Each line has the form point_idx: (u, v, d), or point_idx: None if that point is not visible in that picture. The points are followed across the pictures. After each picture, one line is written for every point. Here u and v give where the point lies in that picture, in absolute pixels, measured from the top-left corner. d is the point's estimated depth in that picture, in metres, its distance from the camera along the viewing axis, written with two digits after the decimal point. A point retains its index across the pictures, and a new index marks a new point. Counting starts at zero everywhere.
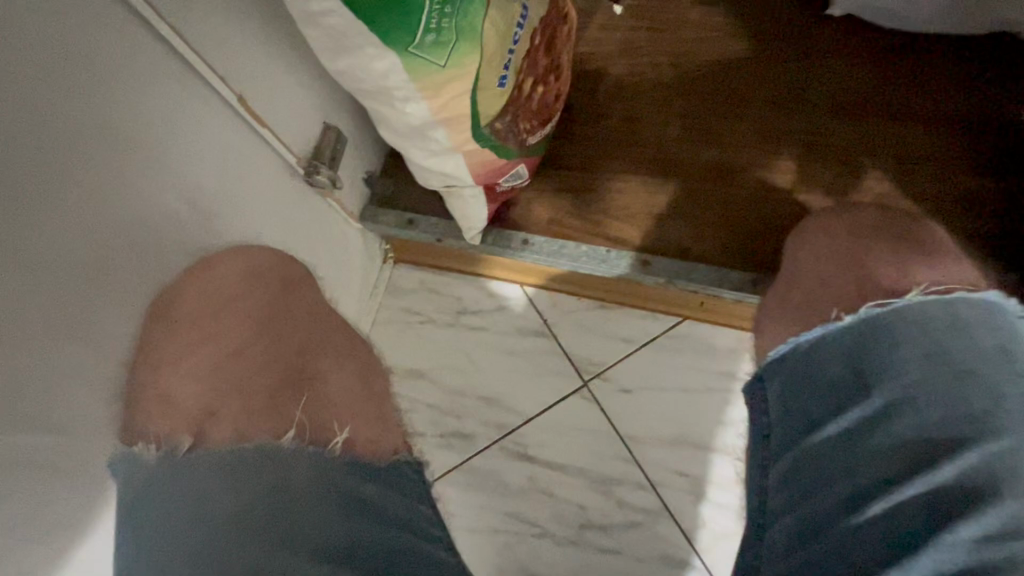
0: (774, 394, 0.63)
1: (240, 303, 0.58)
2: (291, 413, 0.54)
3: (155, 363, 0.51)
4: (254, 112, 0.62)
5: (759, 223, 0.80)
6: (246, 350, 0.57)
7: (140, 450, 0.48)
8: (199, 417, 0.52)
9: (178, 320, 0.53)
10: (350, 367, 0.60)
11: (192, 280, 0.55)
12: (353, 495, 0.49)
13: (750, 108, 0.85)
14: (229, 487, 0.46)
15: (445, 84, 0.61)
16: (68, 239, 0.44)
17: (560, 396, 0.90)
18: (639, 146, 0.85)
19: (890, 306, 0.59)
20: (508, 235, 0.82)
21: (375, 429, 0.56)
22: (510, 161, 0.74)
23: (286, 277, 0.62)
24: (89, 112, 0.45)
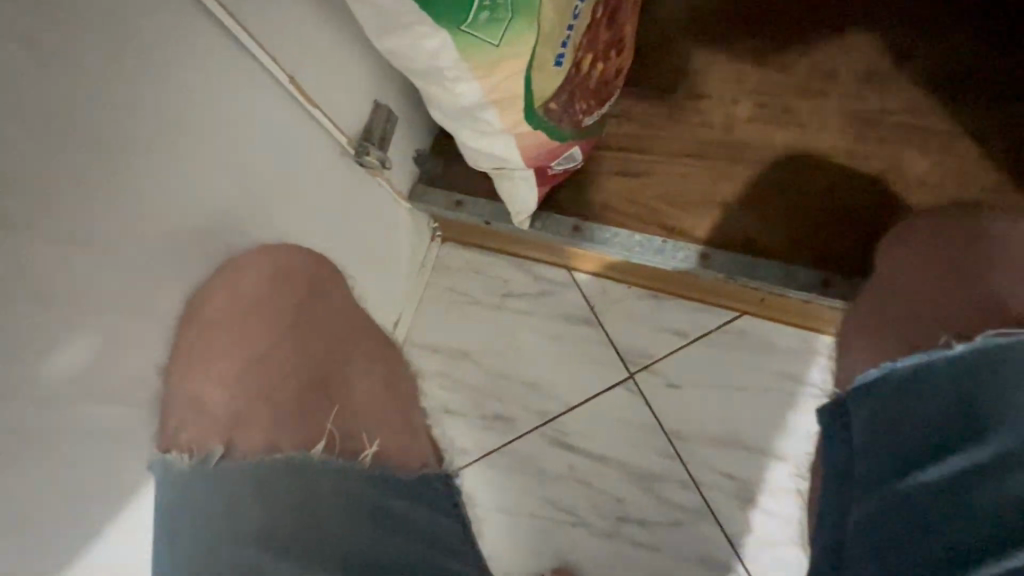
0: (859, 422, 0.57)
1: (267, 305, 0.57)
2: (321, 423, 0.57)
3: (185, 369, 0.51)
4: (305, 92, 0.62)
5: (835, 217, 0.73)
6: (272, 355, 0.57)
7: (175, 458, 0.48)
8: (230, 422, 0.53)
9: (209, 322, 0.53)
10: (374, 375, 0.62)
11: (221, 281, 0.54)
12: (383, 508, 0.53)
13: (834, 86, 0.76)
14: (257, 500, 0.48)
15: (498, 65, 0.58)
16: (124, 223, 0.45)
17: (604, 386, 0.87)
18: (705, 126, 0.78)
19: (1012, 338, 0.54)
20: (558, 220, 0.79)
21: (401, 437, 0.60)
22: (564, 143, 0.70)
23: (315, 278, 0.61)
24: (137, 99, 0.45)
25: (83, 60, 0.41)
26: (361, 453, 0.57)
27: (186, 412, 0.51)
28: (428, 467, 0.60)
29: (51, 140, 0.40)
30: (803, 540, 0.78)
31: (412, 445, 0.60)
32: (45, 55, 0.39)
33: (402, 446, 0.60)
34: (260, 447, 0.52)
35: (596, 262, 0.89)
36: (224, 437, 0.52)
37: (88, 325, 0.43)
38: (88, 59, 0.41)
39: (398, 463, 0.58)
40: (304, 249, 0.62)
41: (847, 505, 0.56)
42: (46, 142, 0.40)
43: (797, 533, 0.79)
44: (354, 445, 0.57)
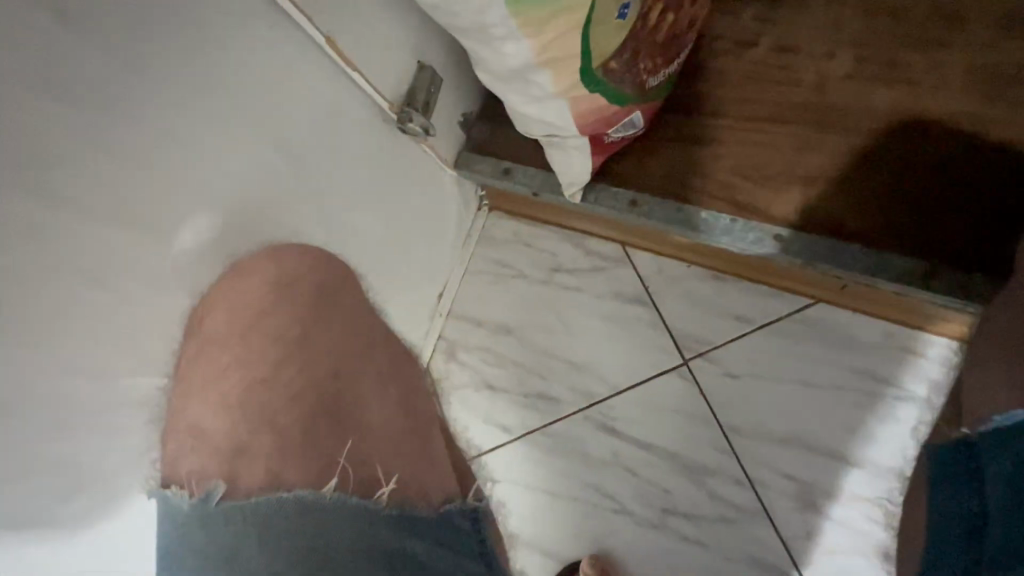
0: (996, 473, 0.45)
1: (271, 316, 0.51)
2: (331, 453, 0.49)
3: (188, 388, 0.47)
4: (343, 54, 0.57)
5: (945, 200, 0.62)
6: (278, 374, 0.50)
7: (174, 493, 0.45)
8: (232, 452, 0.47)
9: (212, 337, 0.49)
10: (389, 392, 0.55)
11: (224, 287, 0.50)
12: (398, 553, 0.46)
13: (960, 34, 0.63)
14: (268, 543, 0.44)
15: (553, 19, 0.51)
16: (159, 197, 0.44)
17: (656, 372, 0.82)
18: (791, 86, 0.67)
19: None
20: (614, 193, 0.72)
21: (421, 470, 0.52)
22: (625, 107, 0.62)
23: (323, 285, 0.56)
24: (171, 69, 0.42)
25: (112, 27, 0.38)
26: (376, 490, 0.49)
27: (184, 441, 0.47)
28: (451, 502, 0.52)
29: (81, 113, 0.38)
30: (874, 555, 0.72)
31: (436, 477, 0.53)
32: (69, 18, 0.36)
33: (421, 480, 0.52)
34: (262, 481, 0.47)
35: (653, 237, 0.82)
36: (226, 468, 0.47)
37: (125, 304, 0.43)
38: (120, 27, 0.38)
39: (418, 500, 0.50)
40: (311, 254, 0.56)
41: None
42: (78, 115, 0.37)
43: (867, 545, 0.72)
44: (370, 477, 0.50)
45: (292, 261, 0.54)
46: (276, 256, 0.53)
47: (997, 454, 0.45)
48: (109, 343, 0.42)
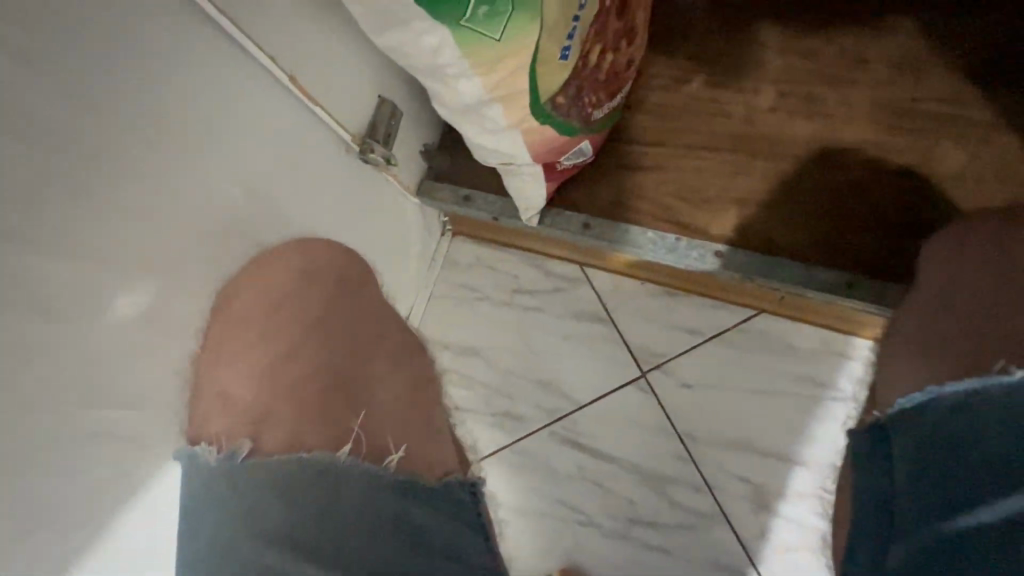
0: (901, 450, 0.51)
1: (294, 301, 0.57)
2: (346, 423, 0.54)
3: (214, 360, 0.53)
4: (306, 91, 0.60)
5: (866, 213, 0.68)
6: (300, 350, 0.56)
7: (203, 451, 0.49)
8: (258, 417, 0.53)
9: (239, 316, 0.54)
10: (401, 373, 0.59)
11: (250, 273, 0.56)
12: (401, 519, 0.48)
13: (863, 72, 0.72)
14: (283, 503, 0.48)
15: (501, 61, 0.55)
16: (133, 219, 0.45)
17: (616, 385, 0.85)
18: (723, 117, 0.74)
19: None
20: (567, 217, 0.76)
21: (427, 445, 0.55)
22: (573, 138, 0.67)
23: (343, 278, 0.62)
24: (161, 80, 0.46)
25: (102, 42, 0.41)
26: (386, 458, 0.53)
27: (211, 406, 0.52)
28: (452, 475, 0.54)
29: (74, 125, 0.40)
30: (823, 549, 0.76)
31: (440, 453, 0.55)
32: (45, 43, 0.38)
33: (426, 454, 0.55)
34: (283, 446, 0.52)
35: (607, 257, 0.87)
36: (251, 431, 0.52)
37: (93, 336, 0.43)
38: (112, 35, 0.41)
39: (424, 472, 0.53)
40: (327, 244, 0.63)
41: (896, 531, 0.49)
42: (73, 108, 0.40)
43: (815, 540, 0.76)
44: (380, 449, 0.54)
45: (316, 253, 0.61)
46: (302, 248, 0.61)
47: (906, 430, 0.51)
48: (77, 377, 0.42)
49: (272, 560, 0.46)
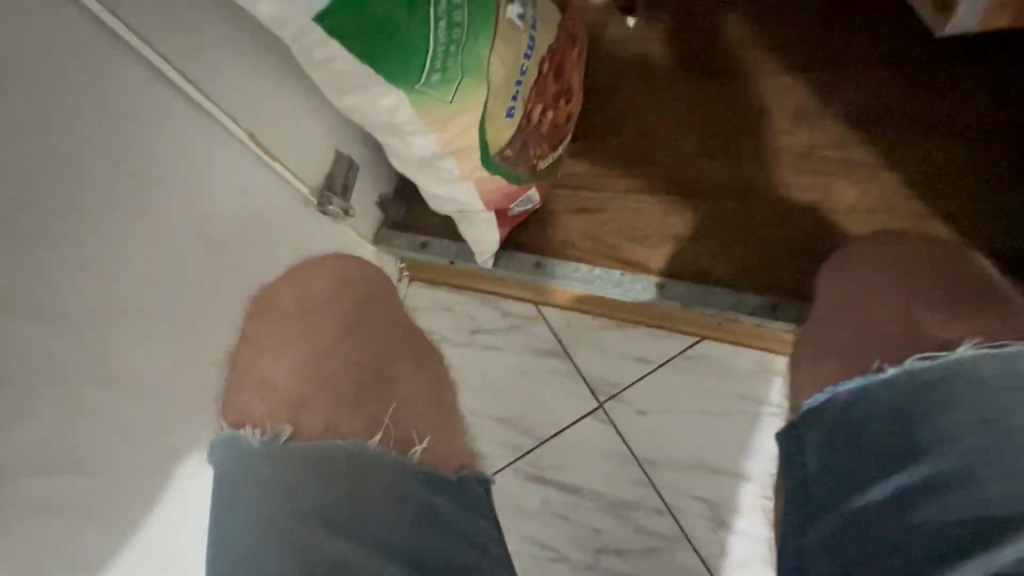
0: (814, 444, 0.62)
1: (326, 308, 0.70)
2: (376, 416, 0.68)
3: (259, 349, 0.62)
4: (266, 148, 0.62)
5: (783, 244, 0.78)
6: (333, 347, 0.69)
7: (247, 433, 0.58)
8: (295, 403, 0.65)
9: (282, 313, 0.65)
10: (422, 374, 0.73)
11: (291, 278, 0.67)
12: (422, 505, 0.59)
13: (768, 123, 0.82)
14: (320, 482, 0.57)
15: (453, 119, 0.60)
16: (89, 268, 0.45)
17: (576, 418, 0.88)
18: (654, 164, 0.83)
19: (935, 360, 0.59)
20: (520, 259, 0.82)
21: (444, 443, 0.69)
22: (522, 185, 0.73)
23: (371, 291, 0.75)
24: (128, 137, 0.48)
25: (61, 101, 0.43)
26: (410, 450, 0.66)
27: (252, 391, 0.61)
28: (467, 469, 0.67)
29: (32, 181, 0.41)
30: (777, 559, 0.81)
31: (455, 450, 0.69)
32: (19, 69, 0.40)
33: (442, 452, 0.68)
34: (320, 430, 0.64)
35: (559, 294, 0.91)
36: (291, 417, 0.64)
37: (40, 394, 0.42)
38: (72, 93, 0.43)
39: (439, 465, 0.66)
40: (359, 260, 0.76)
41: (812, 511, 0.60)
42: (67, 100, 0.43)
43: (766, 552, 0.81)
44: (405, 444, 0.67)
45: (344, 270, 0.73)
46: (338, 263, 0.73)
47: (814, 424, 0.63)
48: (27, 436, 0.41)
49: (303, 537, 0.53)
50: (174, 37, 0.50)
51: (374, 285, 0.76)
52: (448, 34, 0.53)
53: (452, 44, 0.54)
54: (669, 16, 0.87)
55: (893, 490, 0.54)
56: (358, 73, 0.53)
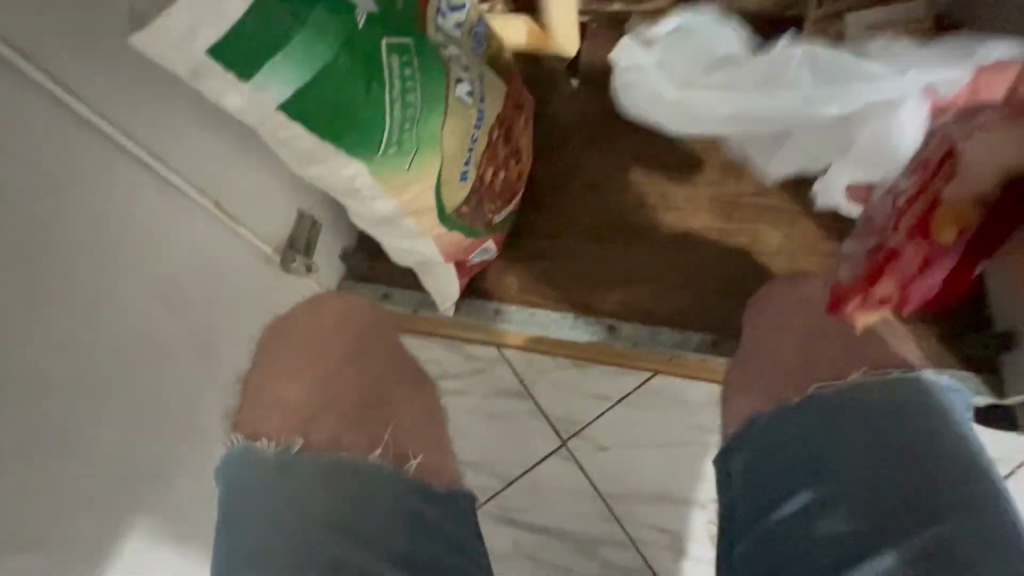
0: (739, 470, 0.66)
1: (329, 336, 0.77)
2: (376, 432, 0.72)
3: (271, 372, 0.71)
4: (231, 214, 0.65)
5: (718, 284, 0.86)
6: (338, 372, 0.76)
7: (261, 443, 0.64)
8: (305, 418, 0.70)
9: (292, 339, 0.74)
10: (415, 401, 0.78)
11: (302, 311, 0.76)
12: (417, 517, 0.63)
13: (701, 174, 0.90)
14: (324, 490, 0.61)
15: (410, 184, 0.64)
16: (53, 346, 0.46)
17: (540, 457, 0.90)
18: (602, 214, 0.89)
19: (827, 387, 0.65)
20: (481, 307, 0.90)
21: (437, 459, 0.73)
22: (478, 239, 0.77)
23: (373, 323, 0.82)
24: (93, 213, 0.49)
25: (29, 185, 0.44)
26: (406, 464, 0.70)
27: (267, 407, 0.68)
28: (457, 486, 0.70)
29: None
30: None
31: (447, 470, 0.72)
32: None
33: (435, 467, 0.72)
34: (325, 441, 0.68)
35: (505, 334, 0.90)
36: (301, 431, 0.68)
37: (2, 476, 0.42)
38: (38, 176, 0.44)
39: (434, 480, 0.70)
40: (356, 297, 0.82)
41: (738, 533, 0.64)
42: (36, 160, 0.44)
43: None
44: (401, 459, 0.71)
45: (348, 305, 0.80)
46: (345, 299, 0.81)
47: (738, 451, 0.67)
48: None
49: (312, 538, 0.58)
50: (142, 121, 0.53)
51: (367, 321, 0.82)
52: (402, 112, 0.58)
53: (409, 121, 0.59)
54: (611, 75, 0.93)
55: (811, 497, 0.59)
56: (319, 147, 0.57)
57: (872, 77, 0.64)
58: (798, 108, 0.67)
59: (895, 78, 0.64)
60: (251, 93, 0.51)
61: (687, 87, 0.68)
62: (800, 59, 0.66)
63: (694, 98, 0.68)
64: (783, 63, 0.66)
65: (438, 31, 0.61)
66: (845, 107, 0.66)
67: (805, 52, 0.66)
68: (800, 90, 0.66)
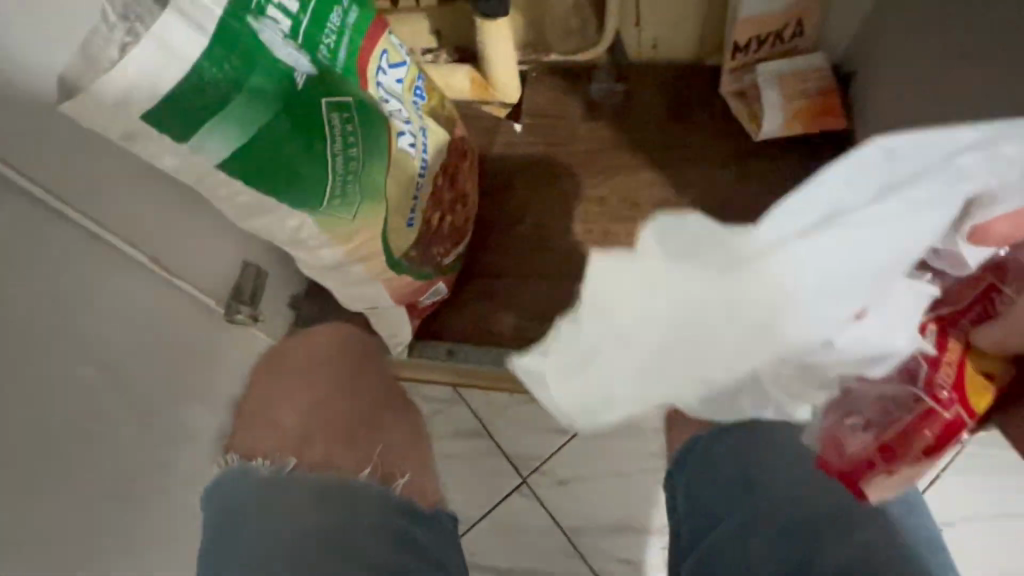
0: (682, 491, 0.68)
1: (325, 360, 0.75)
2: (365, 455, 0.67)
3: (269, 398, 0.71)
4: (171, 270, 0.63)
5: None
6: (329, 397, 0.72)
7: (257, 462, 0.64)
8: (298, 440, 0.67)
9: (287, 366, 0.74)
10: (404, 421, 0.73)
11: (301, 339, 0.77)
12: (404, 536, 0.62)
13: (639, 211, 0.93)
14: (313, 506, 0.61)
15: (355, 233, 0.65)
16: None
17: (501, 496, 0.90)
18: (549, 252, 0.92)
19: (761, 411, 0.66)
20: (434, 346, 0.89)
21: (422, 476, 0.69)
22: (427, 281, 0.78)
23: (365, 348, 0.79)
24: (19, 278, 0.47)
25: None
26: (393, 482, 0.66)
27: (263, 430, 0.67)
28: (443, 508, 0.68)
29: None
30: None
31: (432, 486, 0.69)
32: None
33: (421, 486, 0.68)
34: (318, 461, 0.65)
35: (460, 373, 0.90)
36: (295, 451, 0.66)
37: None
38: None
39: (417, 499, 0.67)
40: (348, 325, 0.80)
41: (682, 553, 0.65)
42: None
43: None
44: (391, 477, 0.67)
45: (340, 334, 0.78)
46: (336, 328, 0.79)
47: (677, 473, 0.69)
48: None
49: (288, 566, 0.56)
50: (71, 181, 0.51)
51: (365, 345, 0.80)
52: (345, 165, 0.60)
53: (352, 173, 0.61)
54: (551, 121, 0.98)
55: (744, 516, 0.62)
56: (262, 201, 0.58)
57: (904, 197, 0.33)
58: (765, 332, 0.38)
59: (944, 171, 0.33)
60: (191, 153, 0.51)
61: (625, 333, 0.37)
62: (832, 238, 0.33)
63: (579, 328, 0.38)
64: (802, 217, 0.33)
65: (379, 88, 0.63)
66: (877, 271, 0.38)
67: (779, 219, 0.32)
68: (791, 379, 0.44)
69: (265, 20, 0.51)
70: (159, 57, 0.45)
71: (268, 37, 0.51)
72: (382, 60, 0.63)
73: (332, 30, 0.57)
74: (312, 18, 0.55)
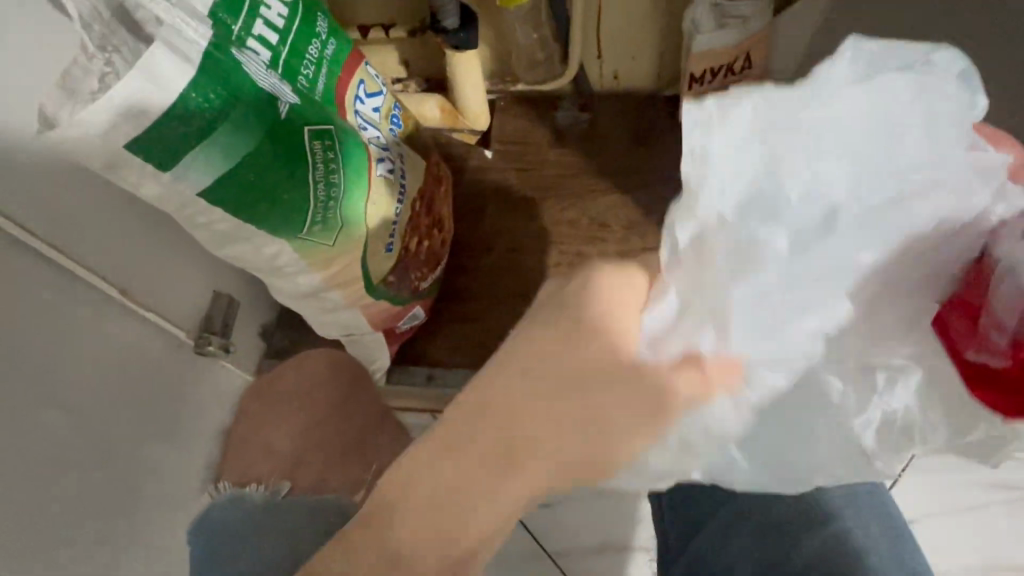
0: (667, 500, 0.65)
1: (316, 388, 0.73)
2: (357, 476, 0.70)
3: (259, 421, 0.72)
4: (140, 299, 0.61)
5: None
6: (322, 424, 0.72)
7: (250, 490, 0.66)
8: (292, 464, 0.70)
9: (278, 392, 0.73)
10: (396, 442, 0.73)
11: (290, 364, 0.74)
12: None
13: (609, 232, 0.96)
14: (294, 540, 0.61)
15: (334, 259, 0.65)
16: None
17: None
18: (524, 274, 0.94)
19: None
20: (411, 372, 0.88)
21: None
22: (405, 306, 0.78)
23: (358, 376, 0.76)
24: None
25: None
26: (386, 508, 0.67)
27: (257, 455, 0.70)
28: None
29: None
30: None
31: None
32: None
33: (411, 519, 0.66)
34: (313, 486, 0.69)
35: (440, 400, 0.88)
36: (288, 476, 0.69)
37: None
38: None
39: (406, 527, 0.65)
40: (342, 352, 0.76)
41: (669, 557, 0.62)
42: None
43: None
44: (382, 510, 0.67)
45: (331, 362, 0.74)
46: (329, 355, 0.75)
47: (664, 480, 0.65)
48: None
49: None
50: (40, 209, 0.50)
51: (360, 371, 0.76)
52: (325, 192, 0.60)
53: (331, 200, 0.61)
54: (521, 148, 1.01)
55: (727, 521, 0.59)
56: (240, 229, 0.58)
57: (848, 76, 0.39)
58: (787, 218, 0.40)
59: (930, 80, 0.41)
60: (171, 181, 0.51)
61: (701, 286, 0.40)
62: (751, 134, 0.38)
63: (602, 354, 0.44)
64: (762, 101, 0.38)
65: (357, 117, 0.64)
66: (884, 159, 0.40)
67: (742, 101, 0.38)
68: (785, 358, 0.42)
69: (247, 51, 0.52)
70: (141, 86, 0.45)
71: (252, 67, 0.52)
72: (359, 90, 0.64)
73: (311, 62, 0.58)
74: (292, 49, 0.56)
